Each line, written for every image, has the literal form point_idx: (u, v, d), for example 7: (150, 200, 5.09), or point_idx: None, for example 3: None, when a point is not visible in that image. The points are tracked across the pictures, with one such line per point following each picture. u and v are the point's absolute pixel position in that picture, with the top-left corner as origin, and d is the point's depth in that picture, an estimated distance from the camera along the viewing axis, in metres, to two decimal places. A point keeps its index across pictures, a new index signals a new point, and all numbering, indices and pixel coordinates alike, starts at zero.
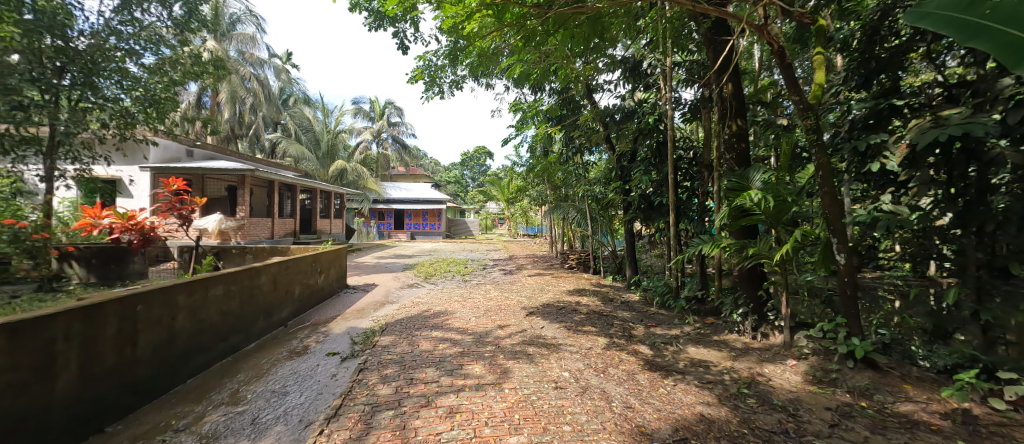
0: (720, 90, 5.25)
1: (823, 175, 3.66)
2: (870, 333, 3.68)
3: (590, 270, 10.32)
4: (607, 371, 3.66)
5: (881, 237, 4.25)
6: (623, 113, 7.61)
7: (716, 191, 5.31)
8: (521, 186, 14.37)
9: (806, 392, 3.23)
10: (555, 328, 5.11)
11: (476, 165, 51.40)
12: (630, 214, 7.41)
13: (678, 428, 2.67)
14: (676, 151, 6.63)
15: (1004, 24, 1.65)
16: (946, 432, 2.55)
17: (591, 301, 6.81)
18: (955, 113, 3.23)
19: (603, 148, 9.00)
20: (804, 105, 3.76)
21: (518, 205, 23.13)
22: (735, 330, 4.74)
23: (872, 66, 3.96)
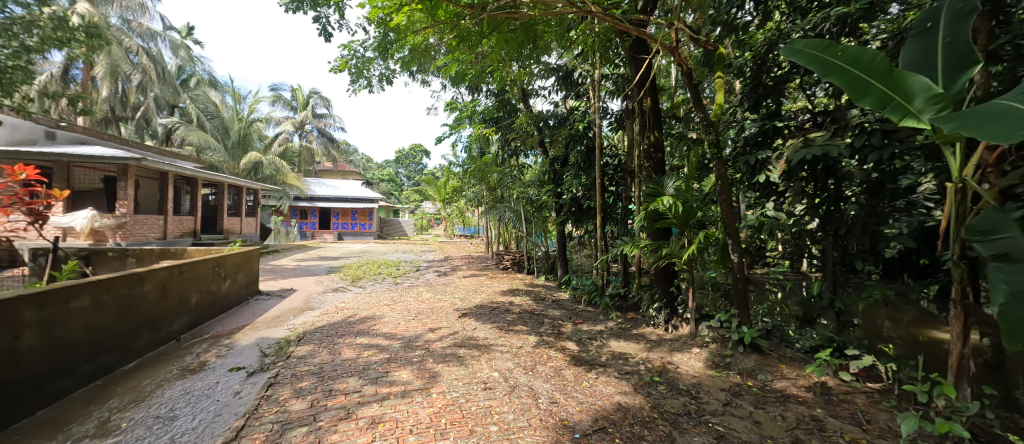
0: (641, 103, 5.70)
1: (722, 185, 4.15)
2: (757, 321, 4.26)
3: (524, 270, 10.55)
4: (535, 368, 3.76)
5: (766, 239, 4.95)
6: (556, 118, 7.90)
7: (637, 196, 5.76)
8: (457, 186, 14.22)
9: (706, 376, 3.64)
10: (488, 329, 5.13)
11: (412, 163, 49.72)
12: (561, 216, 7.72)
13: (598, 418, 2.84)
14: (603, 158, 7.06)
15: (850, 63, 2.45)
16: (808, 402, 3.05)
17: (523, 301, 6.96)
18: (819, 136, 3.89)
19: (537, 152, 9.26)
20: (707, 122, 4.24)
21: (454, 206, 22.77)
22: (651, 323, 5.18)
23: (761, 92, 4.60)
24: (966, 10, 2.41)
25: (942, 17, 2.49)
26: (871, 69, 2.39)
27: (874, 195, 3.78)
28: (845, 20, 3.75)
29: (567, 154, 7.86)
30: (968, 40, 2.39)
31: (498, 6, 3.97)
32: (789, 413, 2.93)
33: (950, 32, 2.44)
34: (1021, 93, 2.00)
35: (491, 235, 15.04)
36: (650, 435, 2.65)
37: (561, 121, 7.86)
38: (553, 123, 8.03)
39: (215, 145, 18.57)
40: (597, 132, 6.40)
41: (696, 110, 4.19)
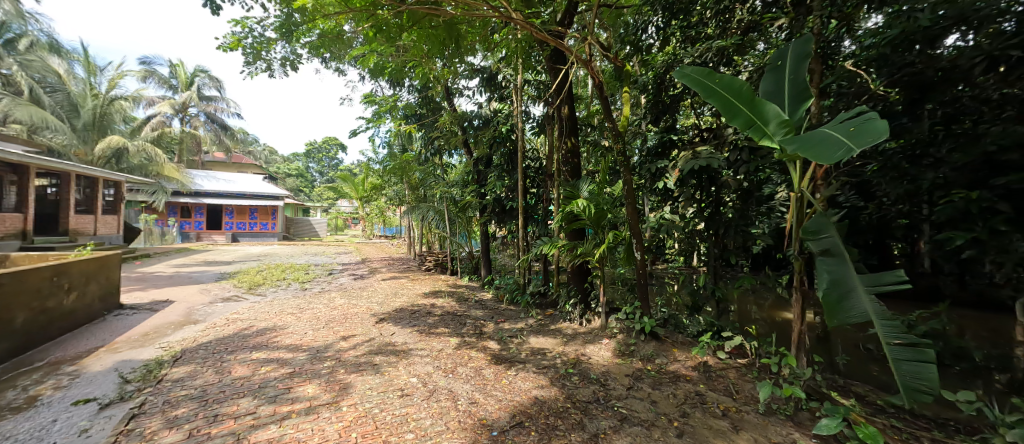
0: (559, 111, 5.99)
1: (629, 190, 4.55)
2: (656, 312, 4.77)
3: (448, 271, 10.39)
4: (456, 370, 3.73)
5: (664, 238, 5.57)
6: (480, 119, 7.94)
7: (555, 198, 6.05)
8: (376, 184, 13.44)
9: (614, 364, 3.98)
10: (407, 333, 4.94)
11: (324, 158, 45.74)
12: (485, 217, 7.77)
13: (516, 414, 2.92)
14: (525, 161, 7.28)
15: (725, 89, 2.88)
16: (694, 380, 3.52)
17: (446, 303, 6.86)
18: (704, 150, 4.51)
19: (462, 152, 9.20)
20: (616, 132, 4.62)
21: (373, 205, 21.46)
22: (567, 318, 5.49)
23: (660, 107, 5.18)
24: (804, 52, 3.00)
25: (788, 56, 3.07)
26: (739, 94, 2.83)
27: (744, 201, 4.46)
28: (723, 52, 4.39)
29: (491, 155, 7.95)
30: (805, 77, 2.98)
31: (419, 1, 3.85)
32: (679, 391, 3.34)
33: (794, 69, 3.02)
34: (840, 123, 2.49)
35: (413, 236, 14.53)
36: (563, 425, 2.81)
37: (486, 123, 7.92)
38: (477, 124, 8.04)
39: (58, 125, 14.96)
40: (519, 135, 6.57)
41: (607, 119, 4.52)
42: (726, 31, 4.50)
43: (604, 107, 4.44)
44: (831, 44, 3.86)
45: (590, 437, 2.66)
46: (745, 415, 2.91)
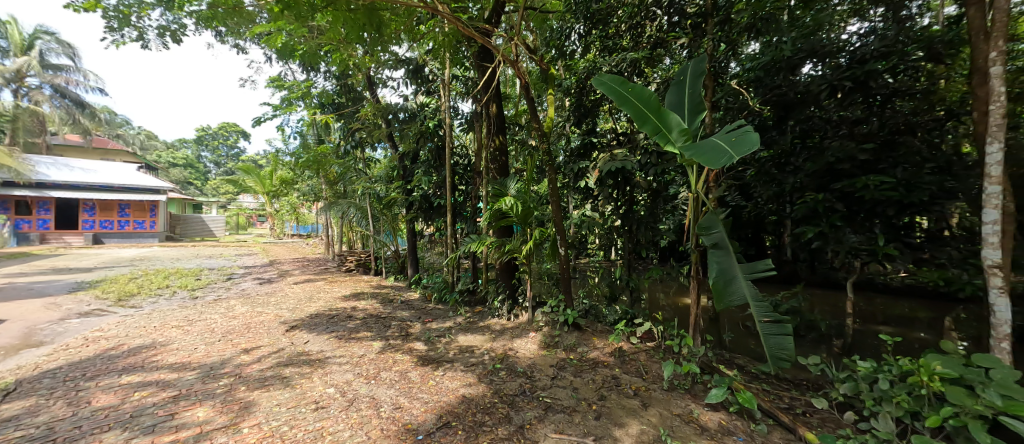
0: (487, 109, 6.00)
1: (554, 189, 4.73)
2: (578, 303, 5.06)
3: (371, 271, 9.83)
4: (378, 376, 3.54)
5: (586, 234, 5.93)
6: (406, 113, 7.61)
7: (484, 196, 6.07)
8: (286, 178, 12.16)
9: (539, 356, 4.13)
10: (324, 340, 4.57)
11: (222, 146, 40.13)
12: (411, 214, 7.49)
13: (442, 415, 2.88)
14: (453, 157, 7.17)
15: (636, 97, 3.14)
16: (610, 365, 3.80)
17: (368, 305, 6.48)
18: (620, 153, 4.88)
19: (386, 146, 8.75)
20: (541, 132, 4.76)
21: (284, 200, 19.39)
22: (495, 315, 5.54)
23: (582, 111, 5.48)
24: (700, 70, 3.40)
25: (688, 72, 3.45)
26: (648, 104, 3.11)
27: (653, 200, 5.02)
28: (636, 63, 4.80)
29: (418, 150, 7.68)
30: (701, 93, 3.38)
31: None
32: (597, 376, 3.59)
33: (692, 85, 3.40)
34: (727, 133, 2.85)
35: (331, 234, 13.45)
36: (490, 420, 2.84)
37: (412, 116, 7.63)
38: (402, 117, 7.71)
39: None
40: (447, 131, 6.45)
41: (532, 120, 4.60)
42: (638, 44, 4.91)
43: (530, 107, 4.54)
44: (720, 64, 4.53)
45: (515, 429, 2.73)
46: (652, 393, 3.23)
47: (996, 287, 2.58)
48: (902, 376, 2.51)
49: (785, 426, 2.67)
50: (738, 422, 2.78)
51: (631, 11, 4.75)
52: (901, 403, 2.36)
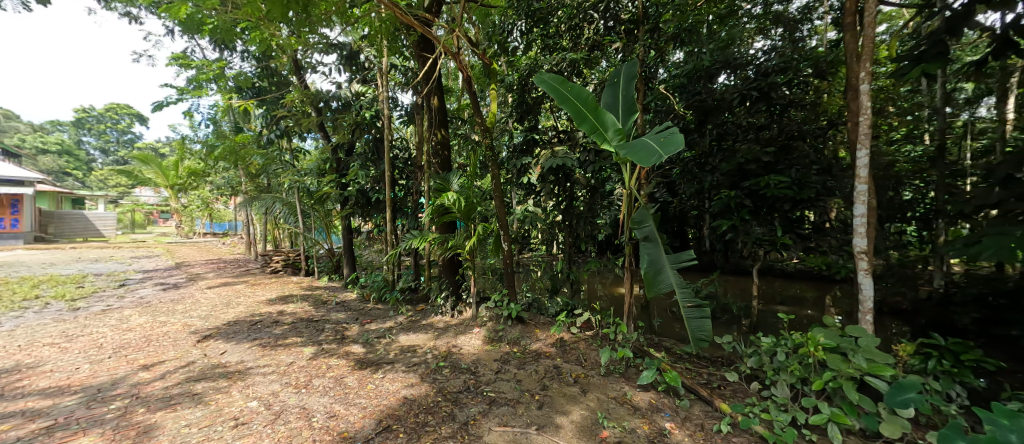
0: (429, 101, 5.83)
1: (497, 184, 4.71)
2: (522, 297, 5.14)
3: (301, 271, 9.09)
4: (310, 384, 3.30)
5: (529, 229, 6.03)
6: (339, 101, 7.12)
7: (425, 190, 5.90)
8: (196, 169, 10.77)
9: (483, 351, 4.13)
10: (245, 350, 4.14)
11: (112, 131, 34.43)
12: (346, 209, 7.04)
13: (382, 419, 2.76)
14: (392, 150, 6.86)
15: (574, 96, 3.25)
16: (552, 355, 3.92)
17: (298, 308, 5.99)
18: (560, 150, 5.02)
19: (317, 136, 8.11)
20: (484, 127, 4.68)
21: (195, 195, 17.17)
22: (439, 312, 5.43)
23: (524, 108, 5.55)
24: (633, 74, 3.61)
25: (622, 75, 3.65)
26: (586, 103, 3.22)
27: (591, 196, 5.31)
28: (575, 63, 4.96)
29: (353, 142, 7.24)
30: (633, 95, 3.59)
31: None
32: (540, 367, 3.68)
33: (626, 87, 3.59)
34: (657, 133, 3.05)
35: (253, 232, 12.20)
36: (433, 420, 2.78)
37: (346, 106, 7.16)
38: (335, 106, 7.20)
39: None
40: (385, 122, 6.15)
41: (475, 114, 4.53)
42: (577, 45, 5.06)
43: (473, 102, 4.46)
44: (651, 70, 5.04)
45: (460, 426, 2.71)
46: (591, 379, 3.39)
47: (863, 270, 3.05)
48: (795, 348, 2.88)
49: (704, 399, 2.95)
50: (665, 400, 3.02)
51: (570, 13, 4.89)
52: (794, 371, 2.72)
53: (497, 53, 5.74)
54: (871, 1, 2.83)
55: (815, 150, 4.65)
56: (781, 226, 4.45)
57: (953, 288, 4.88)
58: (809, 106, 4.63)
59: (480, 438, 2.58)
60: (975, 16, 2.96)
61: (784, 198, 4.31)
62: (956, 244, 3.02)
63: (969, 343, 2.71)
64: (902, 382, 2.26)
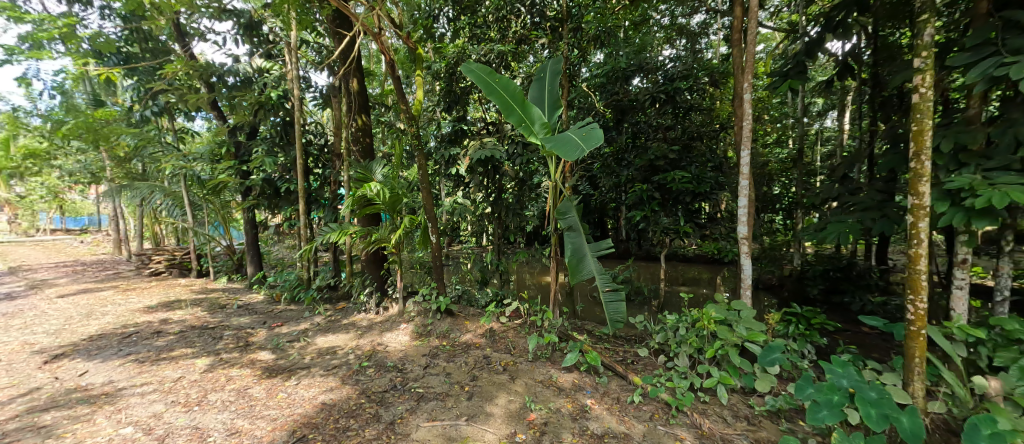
0: (347, 84, 5.38)
1: (424, 175, 4.52)
2: (451, 289, 5.06)
3: (192, 272, 7.86)
4: (204, 400, 2.88)
5: (458, 221, 5.95)
6: (238, 77, 6.24)
7: (345, 180, 5.48)
8: (36, 150, 8.63)
9: (411, 347, 3.99)
10: (117, 367, 3.48)
11: None
12: (249, 201, 6.22)
13: (296, 429, 2.53)
14: (305, 135, 6.21)
15: (502, 87, 3.24)
16: (481, 345, 3.93)
17: (189, 315, 5.17)
18: (489, 141, 5.01)
19: (209, 116, 7.02)
20: (410, 115, 4.40)
21: (38, 182, 13.82)
22: (362, 310, 5.09)
23: (452, 97, 5.42)
24: (557, 70, 3.71)
25: (547, 71, 3.73)
26: (513, 95, 3.23)
27: (519, 188, 5.45)
28: (503, 55, 4.96)
29: (256, 124, 6.40)
30: (558, 90, 3.69)
31: None
32: (470, 358, 3.67)
33: (551, 82, 3.69)
34: (579, 128, 3.17)
35: (125, 228, 10.21)
36: (356, 423, 2.63)
37: (246, 83, 6.28)
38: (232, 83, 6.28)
39: None
40: (295, 104, 5.52)
41: (399, 101, 4.24)
42: (505, 37, 5.05)
43: (397, 87, 4.17)
44: (575, 67, 5.23)
45: (385, 427, 2.59)
46: (519, 365, 3.48)
47: (745, 252, 3.54)
48: (694, 323, 3.27)
49: (620, 374, 3.22)
50: (587, 378, 3.22)
51: (498, 4, 4.85)
52: (692, 343, 3.08)
53: (423, 37, 5.43)
54: (752, 22, 3.22)
55: (710, 150, 5.38)
56: (684, 216, 4.99)
57: (808, 266, 5.97)
58: (705, 111, 5.39)
59: (407, 436, 2.50)
60: (825, 43, 3.52)
61: (687, 191, 4.85)
62: (809, 229, 3.66)
63: (818, 310, 3.32)
64: (771, 344, 2.63)
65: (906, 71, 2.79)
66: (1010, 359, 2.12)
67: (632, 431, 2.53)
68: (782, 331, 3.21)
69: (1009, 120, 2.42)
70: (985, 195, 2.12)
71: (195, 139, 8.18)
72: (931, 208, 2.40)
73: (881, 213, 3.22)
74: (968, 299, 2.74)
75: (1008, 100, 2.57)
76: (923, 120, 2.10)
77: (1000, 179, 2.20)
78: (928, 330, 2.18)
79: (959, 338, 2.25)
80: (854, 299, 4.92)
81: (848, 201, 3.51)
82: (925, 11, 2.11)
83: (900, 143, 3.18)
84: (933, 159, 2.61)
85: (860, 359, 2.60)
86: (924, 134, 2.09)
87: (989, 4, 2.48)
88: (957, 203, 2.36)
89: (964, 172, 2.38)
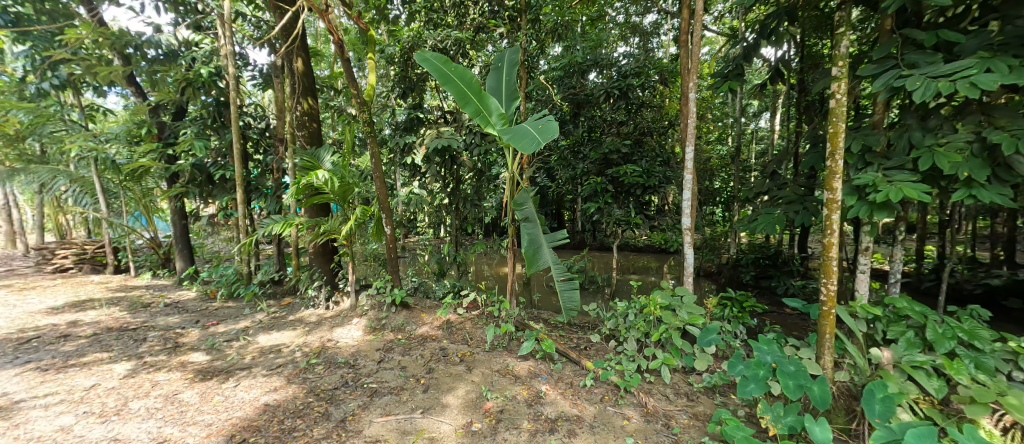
0: (291, 64, 5.01)
1: (377, 163, 4.33)
2: (407, 282, 4.94)
3: (107, 268, 7.00)
4: (125, 409, 2.60)
5: (415, 212, 5.80)
6: (160, 50, 5.57)
7: (289, 167, 5.12)
8: None
9: (364, 342, 3.86)
10: (11, 378, 3.03)
11: None
12: (176, 188, 5.61)
13: (235, 434, 2.37)
14: (243, 118, 5.70)
15: (459, 75, 3.17)
16: (438, 337, 3.89)
17: (104, 316, 4.61)
18: (446, 131, 4.91)
19: (126, 92, 6.22)
20: (361, 100, 4.17)
21: None
22: (310, 305, 4.83)
23: (407, 83, 5.23)
24: (515, 60, 3.70)
25: (505, 61, 3.71)
26: (469, 84, 3.17)
27: (477, 179, 5.45)
28: (460, 43, 4.84)
29: (183, 103, 5.77)
30: (516, 81, 3.68)
31: None
32: (425, 350, 3.63)
33: (508, 72, 3.67)
34: (536, 120, 3.17)
35: (19, 218, 8.85)
36: (303, 423, 2.51)
37: (171, 57, 5.62)
38: (153, 56, 5.59)
39: None
40: (231, 83, 5.03)
41: (349, 85, 3.99)
42: (462, 24, 4.94)
43: (347, 69, 3.92)
44: (533, 59, 5.24)
45: (335, 425, 2.50)
46: (476, 355, 3.50)
47: (688, 242, 3.78)
48: (642, 309, 3.46)
49: (573, 360, 3.34)
50: (542, 366, 3.31)
51: None
52: (640, 328, 3.26)
53: (375, 17, 5.16)
54: (697, 25, 3.40)
55: (660, 145, 5.67)
56: (634, 208, 5.23)
57: (743, 255, 6.51)
58: (655, 108, 5.65)
59: (360, 433, 2.43)
60: (760, 48, 3.80)
61: (637, 184, 5.08)
62: (743, 221, 4.00)
63: (749, 294, 3.64)
64: (708, 326, 2.79)
65: (826, 78, 3.09)
66: (899, 332, 2.46)
67: (583, 413, 2.64)
68: (719, 313, 3.49)
69: (905, 125, 2.77)
70: (884, 191, 2.43)
71: (107, 118, 7.22)
72: (842, 202, 2.70)
73: (802, 206, 3.58)
74: (869, 281, 3.14)
75: (905, 108, 2.93)
76: (838, 123, 2.34)
77: (896, 177, 2.52)
78: (837, 310, 2.47)
79: (861, 316, 2.57)
80: (780, 283, 5.47)
81: (777, 196, 3.86)
82: (842, 25, 2.34)
83: (820, 144, 3.53)
84: (845, 158, 2.93)
85: (783, 337, 2.89)
86: (838, 136, 2.34)
87: (892, 22, 2.79)
88: (863, 197, 2.68)
89: (869, 170, 2.70)
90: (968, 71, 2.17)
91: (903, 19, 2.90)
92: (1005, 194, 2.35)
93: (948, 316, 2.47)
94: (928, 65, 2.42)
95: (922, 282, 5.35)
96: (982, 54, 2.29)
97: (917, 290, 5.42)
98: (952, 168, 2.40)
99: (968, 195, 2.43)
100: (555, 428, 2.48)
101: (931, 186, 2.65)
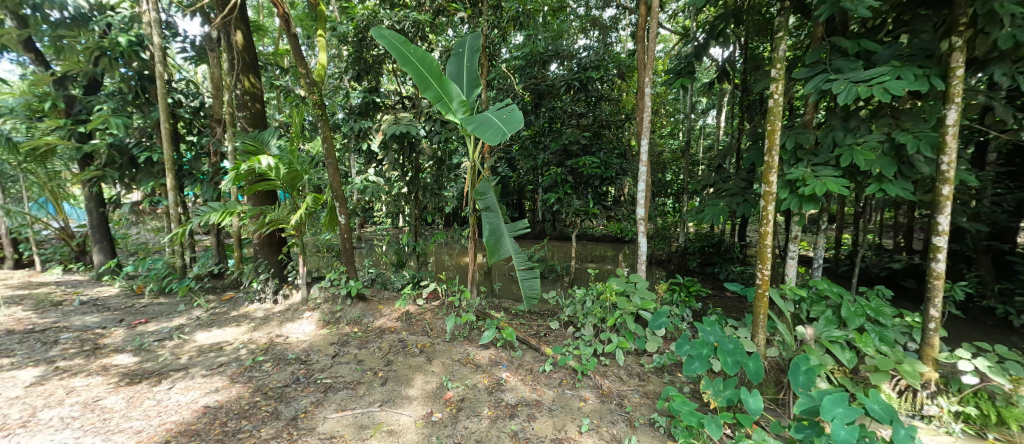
0: (229, 36, 4.56)
1: (331, 148, 4.05)
2: (363, 273, 4.75)
3: (5, 264, 6.10)
4: (32, 420, 2.30)
5: (371, 200, 5.56)
6: (66, 12, 4.87)
7: (229, 151, 4.69)
8: None
9: (317, 337, 3.68)
10: None
11: None
12: (90, 171, 4.96)
13: (170, 439, 2.20)
14: (172, 95, 5.13)
15: (417, 58, 3.04)
16: (397, 328, 3.79)
17: (3, 317, 4.02)
18: (404, 116, 4.73)
19: (23, 59, 5.39)
20: (311, 79, 3.88)
21: None
22: (255, 299, 4.52)
23: (362, 64, 4.98)
24: (476, 47, 3.62)
25: (466, 46, 3.61)
26: (429, 69, 3.05)
27: (437, 168, 5.37)
28: (419, 25, 4.66)
29: (98, 76, 5.12)
30: (477, 68, 3.60)
31: None
32: (384, 343, 3.53)
33: (470, 58, 3.58)
34: (499, 109, 3.09)
35: None
36: (249, 424, 2.37)
37: (80, 21, 4.91)
38: (58, 19, 4.87)
39: None
40: (156, 55, 4.45)
41: (297, 63, 3.69)
42: (421, 6, 4.78)
43: (295, 46, 3.62)
44: (495, 47, 5.18)
45: (286, 423, 2.38)
46: (436, 346, 3.45)
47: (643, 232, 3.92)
48: (599, 295, 3.59)
49: (533, 347, 3.40)
50: (502, 353, 3.35)
51: None
52: (597, 314, 3.39)
53: None
54: (653, 21, 3.50)
55: (617, 137, 5.88)
56: (592, 199, 5.40)
57: (690, 244, 6.96)
58: (613, 101, 5.83)
59: (313, 430, 2.33)
60: (709, 48, 3.98)
61: (595, 175, 5.23)
62: (692, 211, 4.23)
63: (697, 280, 3.87)
64: (658, 310, 2.88)
65: (766, 79, 3.30)
66: (820, 311, 2.73)
67: (542, 398, 2.71)
68: (669, 298, 3.70)
69: (830, 125, 3.05)
70: (811, 186, 2.68)
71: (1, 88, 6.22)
72: (777, 195, 2.95)
73: (743, 198, 3.85)
74: (797, 267, 3.45)
75: (831, 109, 3.21)
76: (775, 122, 2.53)
77: (821, 173, 2.78)
78: (769, 292, 2.70)
79: (790, 298, 2.82)
80: (723, 269, 6.06)
81: (721, 188, 4.10)
82: (781, 30, 2.52)
83: (759, 140, 3.79)
84: (780, 155, 3.18)
85: (723, 318, 3.13)
86: (775, 134, 2.53)
87: (822, 30, 3.04)
88: (794, 190, 2.93)
89: (800, 166, 2.95)
90: (882, 79, 2.43)
91: (831, 28, 3.15)
92: (907, 189, 2.67)
93: (860, 296, 2.79)
94: (852, 71, 2.67)
95: (839, 267, 6.03)
96: (894, 64, 2.57)
97: (836, 273, 6.08)
98: (867, 165, 2.70)
99: (879, 189, 2.75)
100: (516, 413, 2.53)
101: (849, 180, 2.94)
